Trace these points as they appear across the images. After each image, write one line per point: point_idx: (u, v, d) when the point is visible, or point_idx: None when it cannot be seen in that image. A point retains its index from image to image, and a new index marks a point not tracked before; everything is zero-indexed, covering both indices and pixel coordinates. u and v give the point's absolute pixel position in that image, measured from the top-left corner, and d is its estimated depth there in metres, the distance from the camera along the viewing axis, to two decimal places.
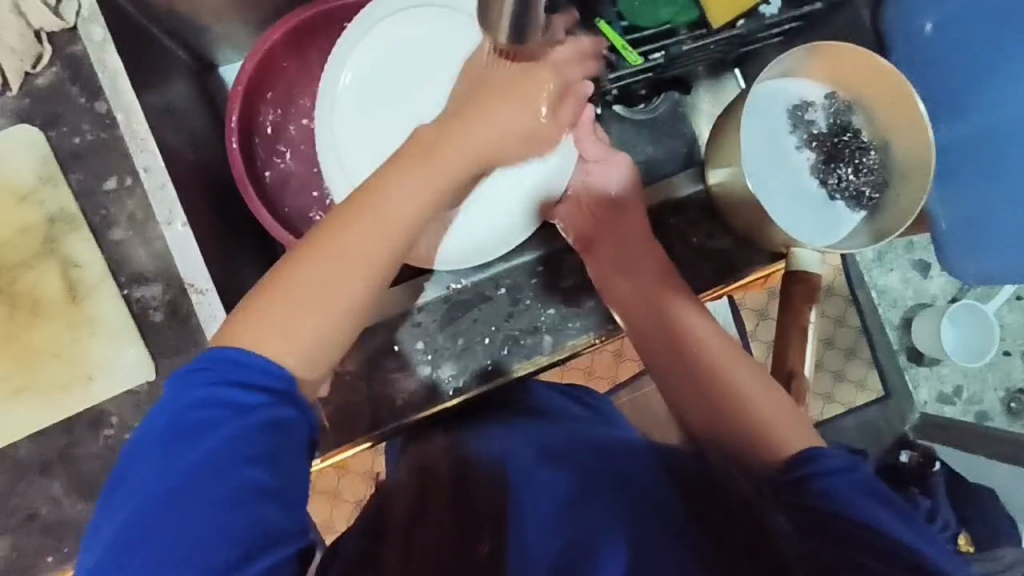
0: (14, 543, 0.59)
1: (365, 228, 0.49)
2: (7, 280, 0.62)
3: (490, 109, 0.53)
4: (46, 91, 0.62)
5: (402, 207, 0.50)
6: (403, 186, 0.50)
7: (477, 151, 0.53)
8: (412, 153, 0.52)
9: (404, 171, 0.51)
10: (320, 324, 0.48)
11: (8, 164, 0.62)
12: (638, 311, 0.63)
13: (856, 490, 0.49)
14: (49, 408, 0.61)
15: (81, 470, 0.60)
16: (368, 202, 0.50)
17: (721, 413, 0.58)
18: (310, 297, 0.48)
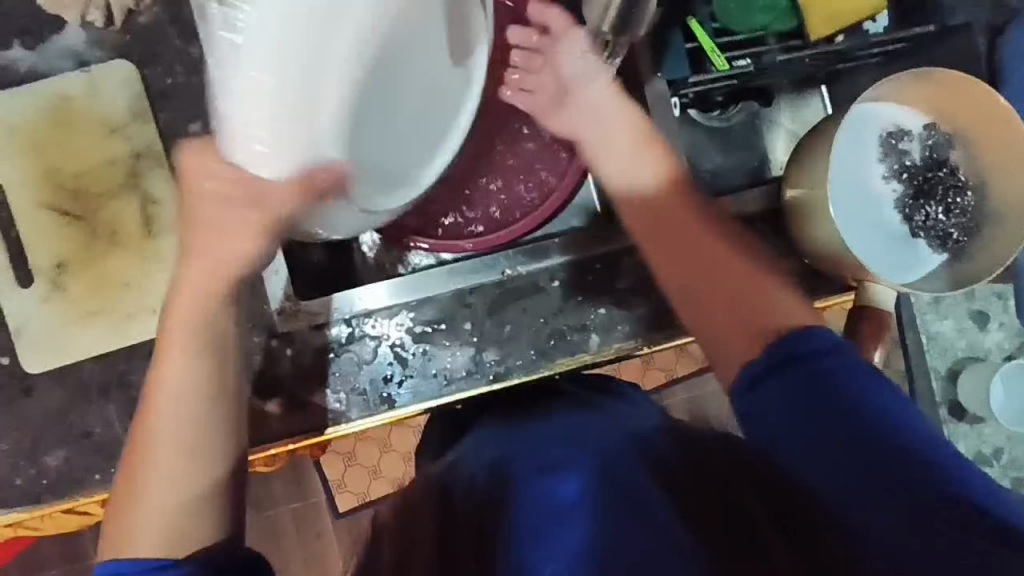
0: (67, 455, 0.63)
1: (171, 402, 0.49)
2: (90, 208, 0.64)
3: (202, 222, 0.47)
4: (146, 29, 0.64)
5: (205, 301, 0.49)
6: (195, 359, 0.50)
7: (223, 268, 0.48)
8: (191, 305, 0.49)
9: (184, 308, 0.49)
10: (184, 441, 0.49)
11: (103, 96, 0.64)
12: (678, 262, 0.54)
13: (864, 382, 0.46)
14: (114, 333, 0.64)
15: (138, 396, 0.63)
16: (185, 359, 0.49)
17: (759, 330, 0.50)
18: (192, 444, 0.49)
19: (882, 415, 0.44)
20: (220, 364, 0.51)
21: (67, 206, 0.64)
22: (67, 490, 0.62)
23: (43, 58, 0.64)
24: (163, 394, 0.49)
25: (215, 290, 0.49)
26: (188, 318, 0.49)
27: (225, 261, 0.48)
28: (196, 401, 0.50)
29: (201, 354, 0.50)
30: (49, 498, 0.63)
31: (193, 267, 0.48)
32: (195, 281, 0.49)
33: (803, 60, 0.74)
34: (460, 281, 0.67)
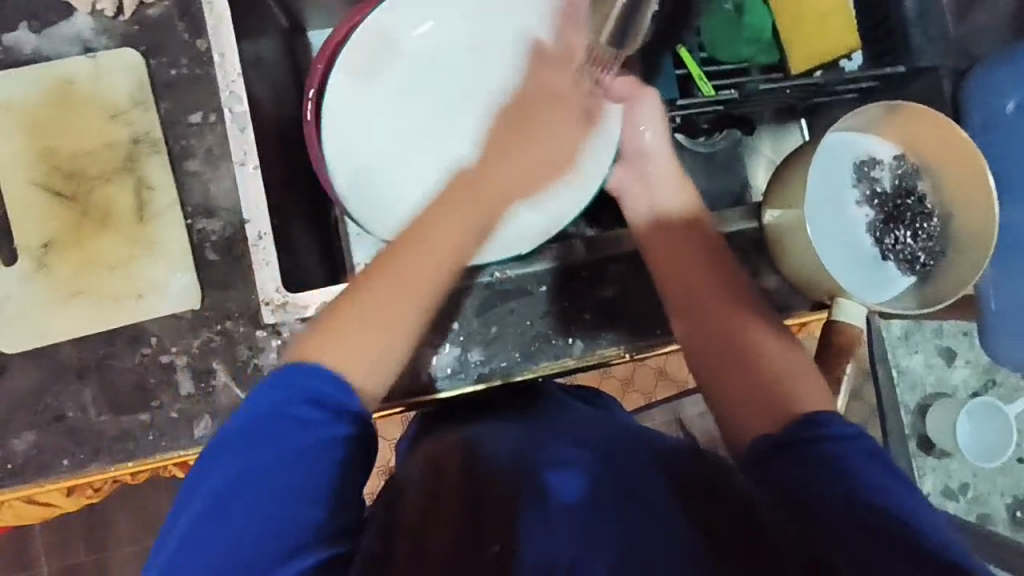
0: (36, 439, 0.61)
1: (364, 319, 0.47)
2: (83, 190, 0.64)
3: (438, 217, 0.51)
4: (154, 21, 0.65)
5: (423, 262, 0.49)
6: (380, 300, 0.47)
7: (426, 287, 0.48)
8: (395, 277, 0.48)
9: (377, 280, 0.48)
10: (377, 350, 0.46)
11: (107, 81, 0.65)
12: (699, 296, 0.58)
13: (866, 463, 0.44)
14: (96, 317, 0.63)
15: (116, 381, 0.62)
16: (428, 218, 0.51)
17: (763, 392, 0.51)
18: (425, 287, 0.48)
19: (868, 492, 0.42)
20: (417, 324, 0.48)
21: (61, 187, 0.64)
22: (34, 476, 0.61)
23: (48, 41, 0.65)
24: (336, 332, 0.46)
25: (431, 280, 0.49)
26: (386, 290, 0.48)
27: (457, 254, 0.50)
28: (403, 315, 0.48)
29: (407, 305, 0.48)
30: (12, 484, 0.61)
31: (414, 253, 0.49)
32: (410, 264, 0.49)
33: (782, 92, 0.79)
34: None
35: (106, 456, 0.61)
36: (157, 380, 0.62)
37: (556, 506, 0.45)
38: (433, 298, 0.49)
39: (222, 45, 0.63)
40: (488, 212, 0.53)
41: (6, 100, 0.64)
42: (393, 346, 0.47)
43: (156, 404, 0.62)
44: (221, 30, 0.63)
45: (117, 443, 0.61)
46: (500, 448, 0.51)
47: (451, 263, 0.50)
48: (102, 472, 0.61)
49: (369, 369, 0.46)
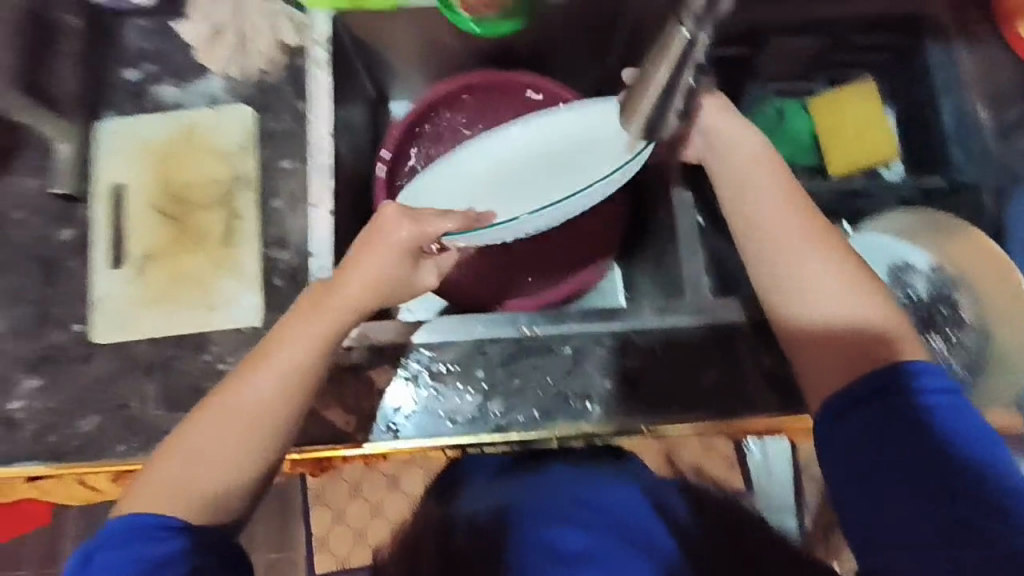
0: (99, 423, 0.69)
1: (205, 424, 0.58)
2: (186, 215, 0.76)
3: (292, 324, 0.60)
4: (270, 84, 0.79)
5: (266, 378, 0.58)
6: (253, 392, 0.58)
7: (257, 396, 0.58)
8: (252, 374, 0.59)
9: (246, 374, 0.59)
10: (210, 471, 0.57)
11: (224, 129, 0.78)
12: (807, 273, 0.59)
13: (950, 413, 0.51)
14: (173, 322, 0.72)
15: (176, 382, 0.70)
16: (239, 381, 0.59)
17: (860, 359, 0.56)
18: (244, 443, 0.57)
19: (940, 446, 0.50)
20: (264, 438, 0.58)
21: (169, 210, 0.76)
22: (90, 458, 0.68)
23: (186, 95, 0.79)
24: (184, 442, 0.57)
25: (297, 366, 0.59)
26: (244, 393, 0.58)
27: (303, 361, 0.59)
28: (241, 424, 0.58)
29: (249, 413, 0.58)
30: (69, 462, 0.68)
31: (281, 349, 0.59)
32: (277, 358, 0.59)
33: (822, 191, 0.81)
34: (478, 329, 0.73)
35: (153, 447, 0.67)
36: (210, 384, 0.69)
37: (555, 558, 0.53)
38: (273, 403, 0.58)
39: (319, 108, 0.74)
40: (329, 330, 0.60)
41: (143, 137, 0.78)
42: (247, 453, 0.57)
43: None
44: (319, 95, 0.75)
45: (164, 437, 0.67)
46: (480, 509, 0.58)
47: (295, 377, 0.59)
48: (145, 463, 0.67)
49: (210, 480, 0.56)
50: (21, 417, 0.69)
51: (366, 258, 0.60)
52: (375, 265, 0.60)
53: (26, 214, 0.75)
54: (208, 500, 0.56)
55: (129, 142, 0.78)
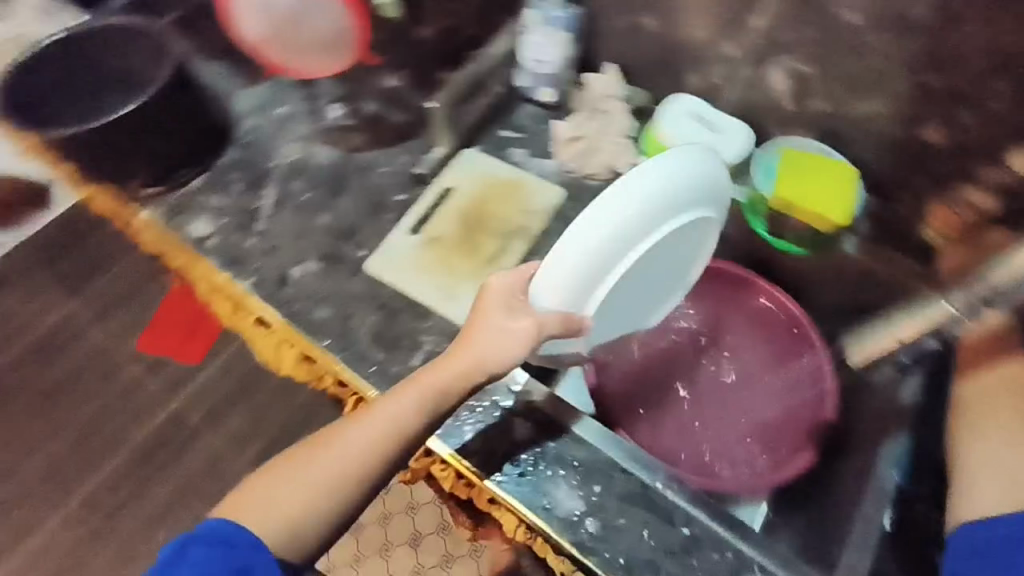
0: (332, 320, 0.89)
1: (318, 465, 0.63)
2: (475, 228, 0.96)
3: (426, 377, 0.67)
4: (588, 186, 1.00)
5: (368, 436, 0.65)
6: (357, 440, 0.64)
7: (378, 443, 0.65)
8: (364, 427, 0.65)
9: (352, 427, 0.65)
10: (303, 502, 0.62)
11: (539, 194, 0.99)
12: None
13: None
14: (419, 289, 0.91)
15: (390, 327, 0.88)
16: (335, 439, 0.65)
17: None
18: (322, 496, 0.63)
19: None
20: (358, 480, 0.64)
21: (466, 219, 0.96)
22: (312, 338, 0.88)
23: (528, 162, 1.03)
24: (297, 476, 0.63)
25: (399, 430, 0.65)
26: (354, 441, 0.65)
27: (405, 424, 0.65)
28: (348, 470, 0.63)
29: (354, 457, 0.64)
30: (298, 331, 0.89)
31: (391, 412, 0.66)
32: (388, 417, 0.65)
33: None
34: (620, 456, 0.75)
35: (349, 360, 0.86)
36: (411, 346, 0.86)
37: None
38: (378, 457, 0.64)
39: None
40: (423, 405, 0.66)
41: (487, 168, 1.02)
42: (346, 491, 0.63)
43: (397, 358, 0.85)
44: None
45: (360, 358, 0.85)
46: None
47: (396, 435, 0.65)
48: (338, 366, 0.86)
49: (305, 510, 0.62)
50: (292, 282, 0.93)
51: (483, 338, 0.67)
52: (494, 343, 0.67)
53: (386, 171, 1.04)
54: (285, 532, 0.61)
55: (477, 166, 1.02)
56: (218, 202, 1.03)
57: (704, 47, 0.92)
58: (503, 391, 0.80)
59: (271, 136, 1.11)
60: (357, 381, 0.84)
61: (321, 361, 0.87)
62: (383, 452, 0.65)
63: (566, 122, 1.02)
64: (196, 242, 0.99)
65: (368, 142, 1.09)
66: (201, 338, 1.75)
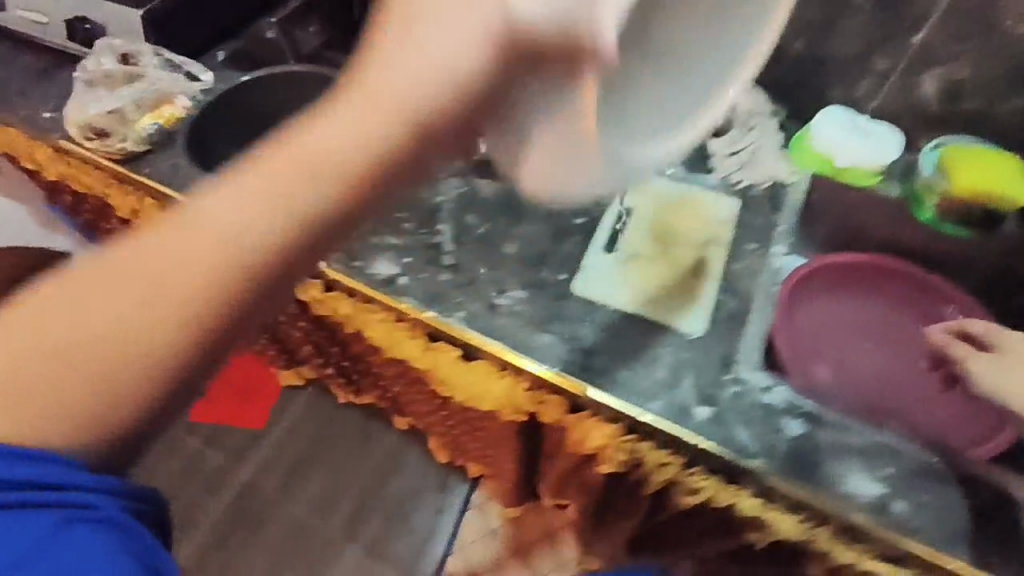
0: (557, 343, 0.89)
1: (63, 328, 0.41)
2: (670, 242, 0.98)
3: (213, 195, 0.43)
4: (754, 195, 1.06)
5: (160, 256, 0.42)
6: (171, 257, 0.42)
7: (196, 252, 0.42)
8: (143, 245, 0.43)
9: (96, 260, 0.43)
10: (51, 383, 0.41)
11: (714, 206, 1.04)
12: None
13: None
14: (633, 305, 0.92)
15: (623, 344, 0.88)
16: (111, 254, 0.43)
17: None
18: (64, 371, 0.41)
19: None
20: (171, 338, 0.42)
21: (657, 234, 0.99)
22: (542, 363, 0.88)
23: (690, 177, 1.08)
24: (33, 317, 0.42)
25: (204, 256, 0.42)
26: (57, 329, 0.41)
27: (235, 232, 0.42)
28: (161, 314, 0.42)
29: (156, 275, 0.42)
30: (526, 358, 0.88)
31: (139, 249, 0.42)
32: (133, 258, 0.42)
33: None
34: (890, 438, 0.80)
35: (589, 380, 0.85)
36: (648, 359, 0.86)
37: None
38: (206, 284, 0.42)
39: (791, 229, 1.01)
40: (271, 208, 0.43)
41: (656, 185, 1.06)
42: (166, 367, 0.42)
43: (638, 373, 0.85)
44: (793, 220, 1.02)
45: (603, 378, 0.85)
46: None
47: (232, 238, 0.42)
48: (580, 388, 0.85)
49: (49, 405, 0.41)
50: (506, 311, 0.92)
51: (325, 125, 0.43)
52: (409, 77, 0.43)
53: None
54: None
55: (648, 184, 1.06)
56: (395, 240, 1.01)
57: (856, 63, 1.03)
58: (759, 394, 0.82)
59: None
60: (609, 401, 0.84)
61: (554, 386, 0.88)
62: (197, 287, 0.42)
63: (723, 142, 1.10)
64: (385, 283, 0.96)
65: None
66: (261, 392, 1.63)
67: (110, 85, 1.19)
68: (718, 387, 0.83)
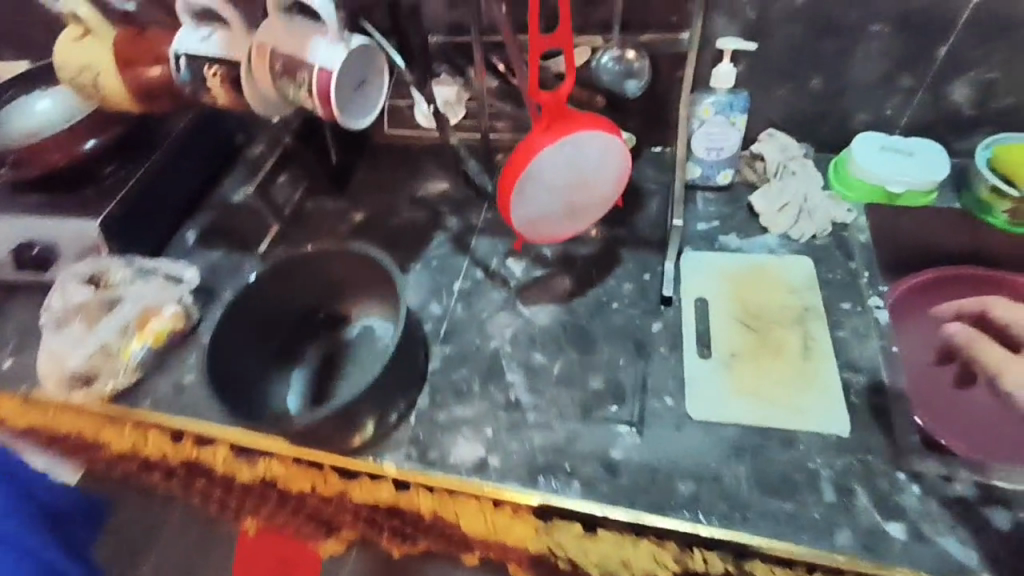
0: (697, 487, 0.77)
1: None
2: (766, 327, 0.89)
3: None
4: (820, 246, 0.99)
5: None
6: None
7: None
8: None
9: None
10: None
11: (788, 269, 0.95)
12: None
13: None
14: (760, 414, 0.81)
15: (770, 467, 0.77)
16: None
17: None
18: None
19: None
20: None
21: (748, 323, 0.89)
22: (691, 517, 0.75)
23: (747, 244, 1.01)
24: None
25: None
26: None
27: None
28: None
29: None
30: (671, 516, 0.75)
31: None
32: None
33: None
34: None
35: (754, 525, 0.73)
36: (806, 477, 0.75)
37: None
38: None
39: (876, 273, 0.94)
40: None
41: (719, 265, 0.98)
42: None
43: (802, 498, 0.74)
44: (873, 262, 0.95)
45: (767, 517, 0.73)
46: None
47: None
48: (746, 537, 0.72)
49: None
50: (625, 464, 0.80)
51: None
52: None
53: (620, 305, 0.97)
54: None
55: (712, 266, 0.98)
56: (468, 412, 0.88)
57: (879, 86, 0.98)
58: (943, 485, 0.74)
59: (468, 317, 1.00)
60: (787, 546, 0.71)
61: (709, 542, 0.74)
62: None
63: (767, 195, 1.02)
64: (476, 469, 0.83)
65: (574, 284, 1.01)
66: None
67: (79, 317, 1.04)
68: (894, 489, 0.74)
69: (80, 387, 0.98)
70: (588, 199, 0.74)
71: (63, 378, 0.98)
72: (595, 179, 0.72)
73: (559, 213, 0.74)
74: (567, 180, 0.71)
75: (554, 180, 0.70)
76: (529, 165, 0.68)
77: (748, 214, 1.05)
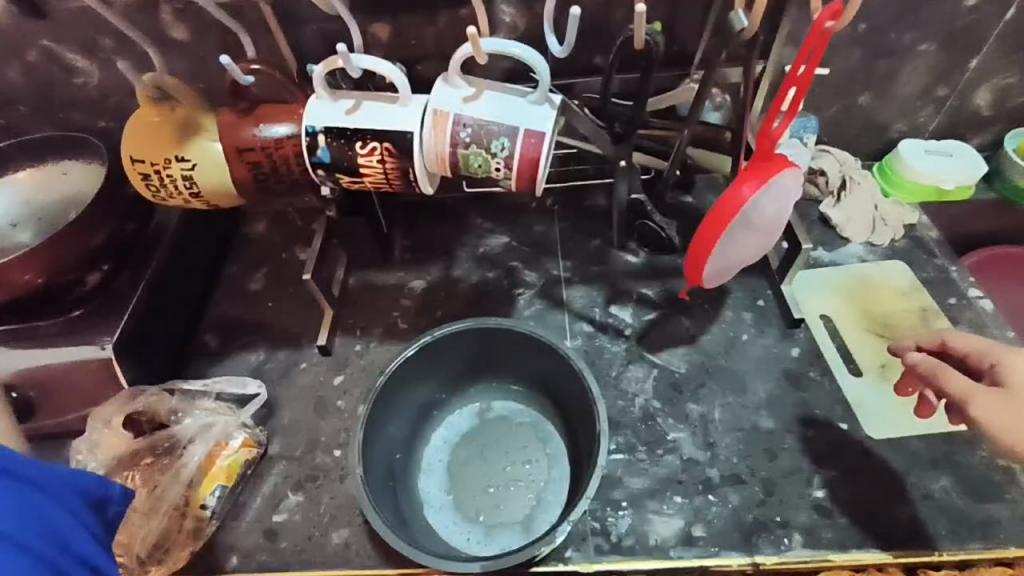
0: (916, 512, 0.76)
1: None
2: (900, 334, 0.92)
3: None
4: (902, 247, 1.04)
5: None
6: None
7: None
8: None
9: None
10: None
11: (890, 273, 0.99)
12: None
13: None
14: (936, 421, 0.82)
15: (968, 473, 0.78)
16: None
17: None
18: None
19: None
20: None
21: (884, 335, 0.93)
22: (923, 544, 0.74)
23: (838, 255, 1.02)
24: None
25: None
26: None
27: None
28: None
29: None
30: (905, 547, 0.74)
31: None
32: None
33: None
34: None
35: (983, 537, 0.74)
36: (1003, 475, 0.78)
37: None
38: None
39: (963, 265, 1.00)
40: None
41: (829, 278, 0.99)
42: None
43: (1010, 497, 0.76)
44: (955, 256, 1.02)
45: (991, 525, 0.74)
46: None
47: None
48: (981, 550, 0.73)
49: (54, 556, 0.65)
50: (836, 504, 0.77)
51: None
52: None
53: (751, 335, 0.93)
54: None
55: (824, 279, 0.99)
56: (648, 484, 0.81)
57: (918, 98, 1.07)
58: None
59: (600, 377, 0.92)
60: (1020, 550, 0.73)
61: (936, 562, 0.74)
62: None
63: (842, 210, 1.04)
64: (682, 544, 0.76)
65: (693, 320, 0.96)
66: None
67: (128, 471, 0.86)
68: None
69: (155, 564, 0.81)
70: (769, 240, 0.74)
71: (129, 558, 0.80)
72: (780, 222, 0.72)
73: (744, 255, 0.73)
74: (762, 224, 0.70)
75: (751, 224, 0.69)
76: (736, 212, 0.66)
77: (823, 227, 1.06)
